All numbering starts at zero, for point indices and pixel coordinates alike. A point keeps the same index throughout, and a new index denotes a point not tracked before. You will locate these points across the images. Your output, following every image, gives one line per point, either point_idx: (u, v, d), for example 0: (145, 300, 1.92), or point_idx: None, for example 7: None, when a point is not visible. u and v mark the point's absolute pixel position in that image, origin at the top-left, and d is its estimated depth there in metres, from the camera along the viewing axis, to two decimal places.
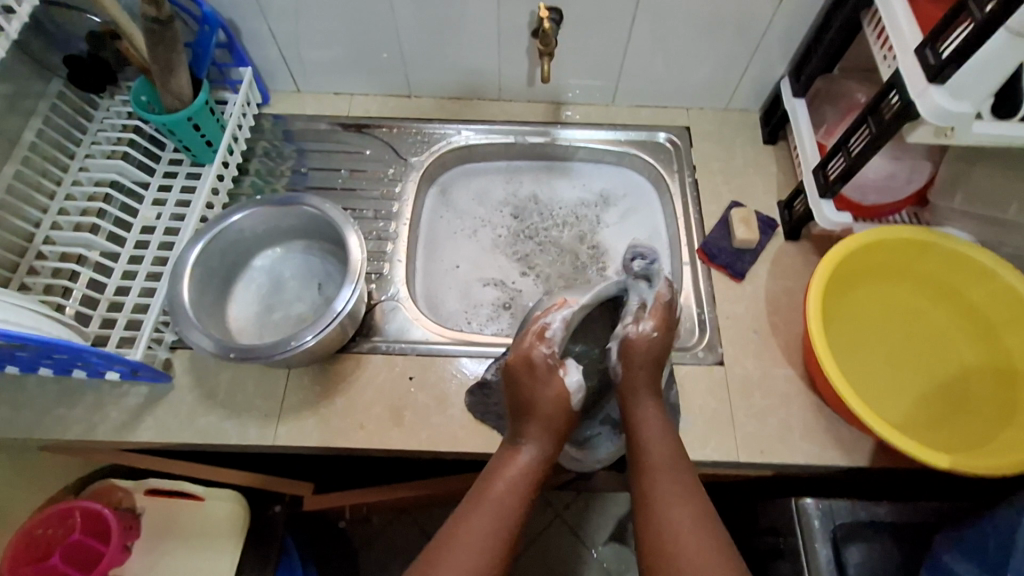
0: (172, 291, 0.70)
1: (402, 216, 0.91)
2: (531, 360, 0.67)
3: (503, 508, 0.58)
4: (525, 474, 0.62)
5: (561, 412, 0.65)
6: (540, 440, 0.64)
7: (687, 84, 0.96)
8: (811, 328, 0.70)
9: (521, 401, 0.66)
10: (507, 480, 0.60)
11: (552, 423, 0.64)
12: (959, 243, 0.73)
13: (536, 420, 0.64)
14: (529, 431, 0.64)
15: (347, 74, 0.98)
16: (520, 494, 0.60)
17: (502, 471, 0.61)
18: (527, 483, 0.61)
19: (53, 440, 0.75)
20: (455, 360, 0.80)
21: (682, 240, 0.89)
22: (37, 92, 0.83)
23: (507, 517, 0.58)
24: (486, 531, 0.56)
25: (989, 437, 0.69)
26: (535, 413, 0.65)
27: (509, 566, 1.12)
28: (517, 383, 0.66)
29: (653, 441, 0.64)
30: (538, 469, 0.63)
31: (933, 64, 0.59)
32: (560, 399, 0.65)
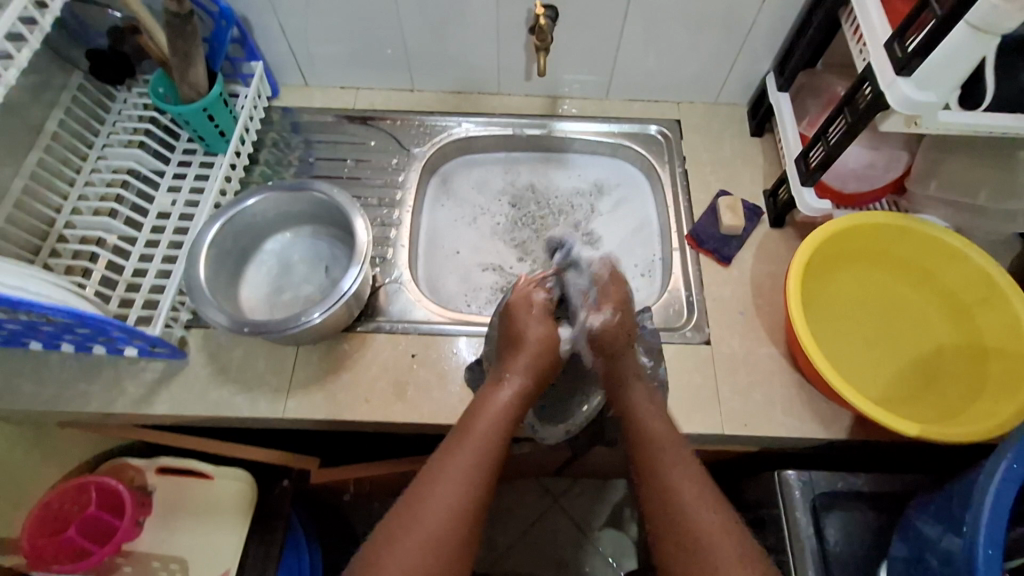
0: (189, 271, 0.74)
1: (405, 204, 0.95)
2: (526, 305, 0.74)
3: (490, 430, 0.64)
4: (508, 409, 0.66)
5: (546, 353, 0.71)
6: (522, 376, 0.69)
7: (677, 79, 1.00)
8: (791, 307, 0.74)
9: (511, 337, 0.72)
10: (498, 406, 0.66)
11: (537, 359, 0.70)
12: (932, 227, 0.78)
13: (523, 355, 0.70)
14: (512, 366, 0.69)
15: (352, 69, 1.02)
16: (504, 421, 0.65)
17: (489, 400, 0.66)
18: (510, 411, 0.66)
19: (74, 413, 0.79)
20: (455, 339, 0.84)
21: (672, 227, 0.94)
22: (59, 84, 0.87)
23: (493, 438, 0.63)
24: (474, 451, 0.62)
25: (960, 409, 0.73)
26: (522, 349, 0.70)
27: (507, 545, 1.16)
28: (509, 324, 0.73)
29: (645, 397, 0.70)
30: (518, 406, 0.68)
31: (901, 57, 0.64)
32: (549, 340, 0.72)
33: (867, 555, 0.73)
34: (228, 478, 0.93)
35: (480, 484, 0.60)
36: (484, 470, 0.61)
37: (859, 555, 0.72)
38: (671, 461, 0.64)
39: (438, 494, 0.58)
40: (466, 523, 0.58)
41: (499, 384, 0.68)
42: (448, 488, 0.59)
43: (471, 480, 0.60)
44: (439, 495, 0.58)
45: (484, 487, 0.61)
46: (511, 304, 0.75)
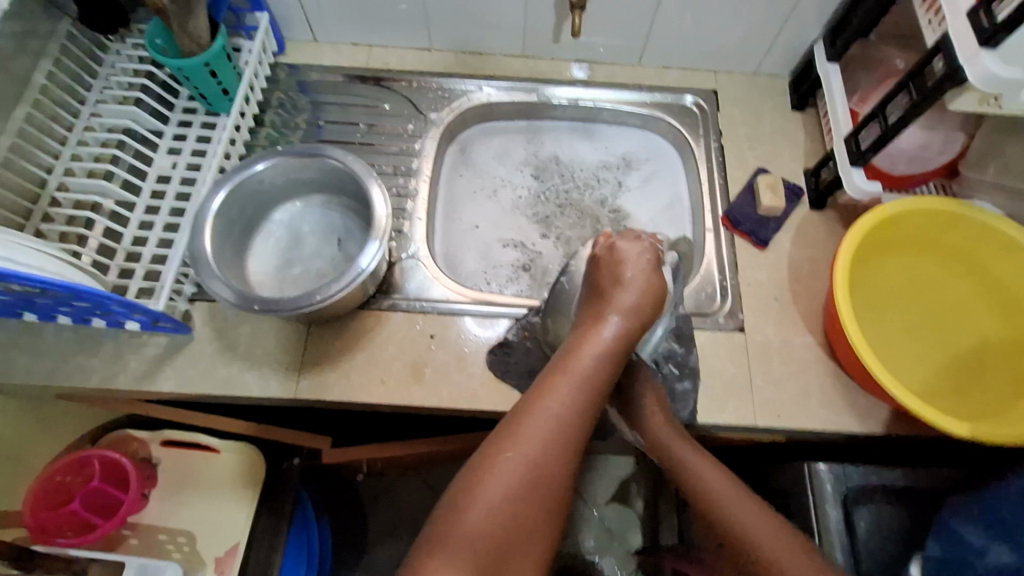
0: (193, 241, 0.69)
1: (422, 173, 0.89)
2: (633, 248, 0.68)
3: (587, 382, 0.58)
4: (611, 347, 0.61)
5: (650, 296, 0.65)
6: (625, 318, 0.63)
7: (716, 45, 0.93)
8: (837, 298, 0.70)
9: (608, 280, 0.66)
10: (592, 353, 0.60)
11: (642, 304, 0.64)
12: (988, 214, 0.73)
13: (623, 295, 0.64)
14: (615, 304, 0.64)
15: (367, 24, 0.94)
16: (602, 371, 0.60)
17: (586, 345, 0.61)
18: (608, 360, 0.61)
19: (73, 389, 0.75)
20: (461, 318, 0.79)
21: (706, 207, 0.88)
22: (46, 32, 0.80)
23: (590, 388, 0.58)
24: (568, 400, 0.57)
25: (1006, 408, 0.69)
26: (625, 290, 0.65)
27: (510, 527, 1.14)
28: (609, 267, 0.67)
29: (696, 457, 0.67)
30: (623, 345, 0.62)
31: (987, 28, 0.57)
32: (652, 288, 0.65)
33: (901, 550, 0.70)
34: (234, 454, 0.90)
35: (572, 440, 0.56)
36: (582, 417, 0.57)
37: (891, 550, 0.70)
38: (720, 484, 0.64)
39: (530, 441, 0.54)
40: (550, 472, 0.54)
41: (602, 322, 0.63)
42: (538, 439, 0.54)
43: (563, 434, 0.56)
44: (532, 443, 0.54)
45: (580, 435, 0.56)
46: (610, 247, 0.69)
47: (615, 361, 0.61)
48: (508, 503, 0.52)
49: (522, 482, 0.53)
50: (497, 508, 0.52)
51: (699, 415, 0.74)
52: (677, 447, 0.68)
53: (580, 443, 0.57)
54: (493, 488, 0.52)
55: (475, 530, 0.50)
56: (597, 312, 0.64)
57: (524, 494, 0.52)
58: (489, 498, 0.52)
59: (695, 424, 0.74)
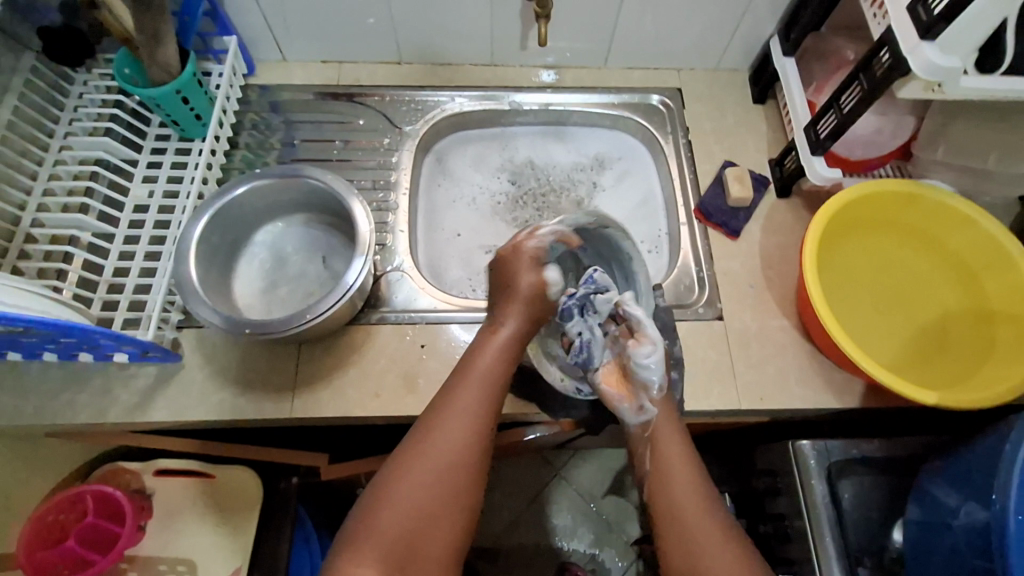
0: (178, 268, 0.69)
1: (400, 187, 0.91)
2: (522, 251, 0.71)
3: (484, 387, 0.66)
4: (507, 348, 0.69)
5: (540, 301, 0.70)
6: (516, 324, 0.70)
7: (678, 45, 0.96)
8: (809, 282, 0.73)
9: (501, 286, 0.71)
10: (488, 360, 0.67)
11: (529, 310, 0.70)
12: (942, 193, 0.77)
13: (514, 301, 0.69)
14: (507, 310, 0.70)
15: (334, 40, 0.95)
16: (497, 376, 0.67)
17: (484, 348, 0.69)
18: (504, 360, 0.68)
19: (62, 426, 0.74)
20: (450, 326, 0.81)
21: (678, 201, 0.92)
22: (8, 67, 0.79)
23: (489, 389, 0.66)
24: (471, 407, 0.64)
25: (971, 373, 0.73)
26: (515, 297, 0.70)
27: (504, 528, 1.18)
28: (506, 271, 0.71)
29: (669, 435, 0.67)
30: (516, 345, 0.69)
31: (925, 20, 0.61)
32: (538, 289, 0.70)
33: (881, 518, 0.75)
34: (232, 477, 0.90)
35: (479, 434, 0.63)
36: (484, 417, 0.64)
37: (873, 518, 0.75)
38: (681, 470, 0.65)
39: (435, 448, 0.61)
40: (459, 464, 0.61)
41: (496, 327, 0.70)
42: (443, 443, 0.62)
43: (465, 436, 0.63)
44: (435, 446, 0.61)
45: (480, 442, 0.63)
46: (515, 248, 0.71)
47: (509, 360, 0.69)
48: (423, 494, 0.59)
49: (433, 474, 0.60)
50: (411, 497, 0.59)
51: (685, 403, 0.77)
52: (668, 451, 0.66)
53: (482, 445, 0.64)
54: (408, 487, 0.59)
55: (393, 513, 0.58)
56: (492, 320, 0.71)
57: (434, 490, 0.60)
58: (407, 488, 0.60)
59: (682, 413, 0.76)
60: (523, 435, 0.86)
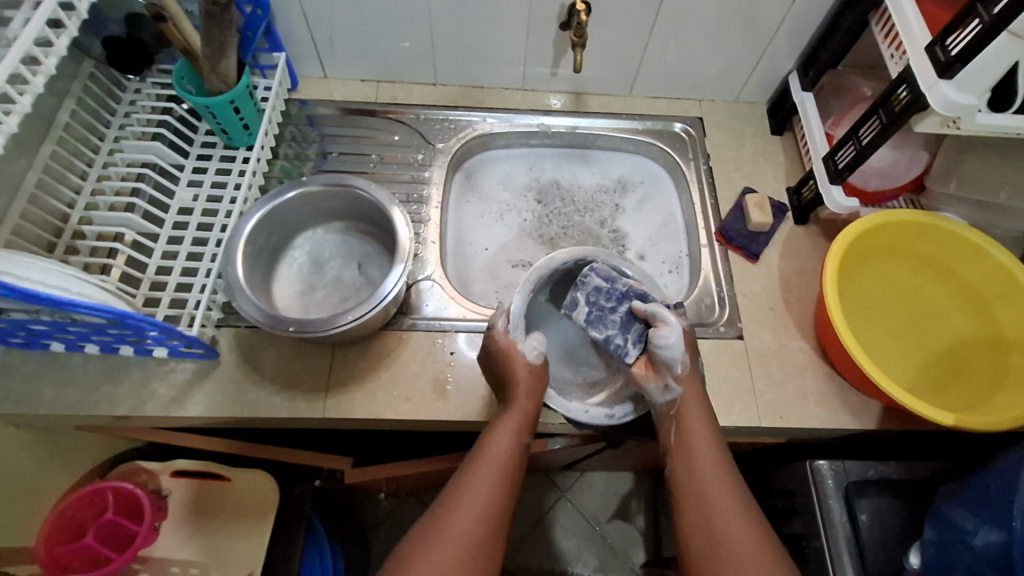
0: (226, 266, 0.71)
1: (432, 200, 0.94)
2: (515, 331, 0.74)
3: (498, 469, 0.66)
4: (516, 429, 0.69)
5: (536, 384, 0.72)
6: (529, 402, 0.71)
7: (700, 77, 1.01)
8: (829, 303, 0.76)
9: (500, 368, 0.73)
10: (501, 442, 0.68)
11: (537, 389, 0.72)
12: (955, 224, 0.81)
13: (514, 383, 0.71)
14: (511, 393, 0.71)
15: (375, 61, 1.00)
16: (510, 461, 0.67)
17: (493, 431, 0.69)
18: (513, 443, 0.68)
19: (99, 417, 0.75)
20: (454, 335, 0.83)
21: (699, 224, 0.95)
22: (70, 73, 0.83)
23: (502, 473, 0.66)
24: (485, 493, 0.64)
25: (986, 398, 0.76)
26: (515, 381, 0.71)
27: (512, 546, 1.19)
28: (501, 355, 0.73)
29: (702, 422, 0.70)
30: (525, 426, 0.70)
31: (943, 60, 0.66)
32: (537, 372, 0.72)
33: (898, 541, 0.76)
34: (252, 480, 0.93)
35: (493, 516, 0.63)
36: (497, 503, 0.64)
37: (891, 540, 0.76)
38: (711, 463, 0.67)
39: (452, 531, 0.61)
40: (475, 548, 0.60)
41: (502, 407, 0.70)
42: (462, 524, 0.62)
43: (480, 518, 0.62)
44: (454, 534, 0.61)
45: (495, 522, 0.63)
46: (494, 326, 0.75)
47: (519, 442, 0.69)
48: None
49: (451, 560, 0.59)
50: None
51: None
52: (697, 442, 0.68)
53: (495, 524, 0.63)
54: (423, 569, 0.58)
55: None
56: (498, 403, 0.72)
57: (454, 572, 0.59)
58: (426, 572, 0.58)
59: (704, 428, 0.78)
60: (545, 446, 0.86)
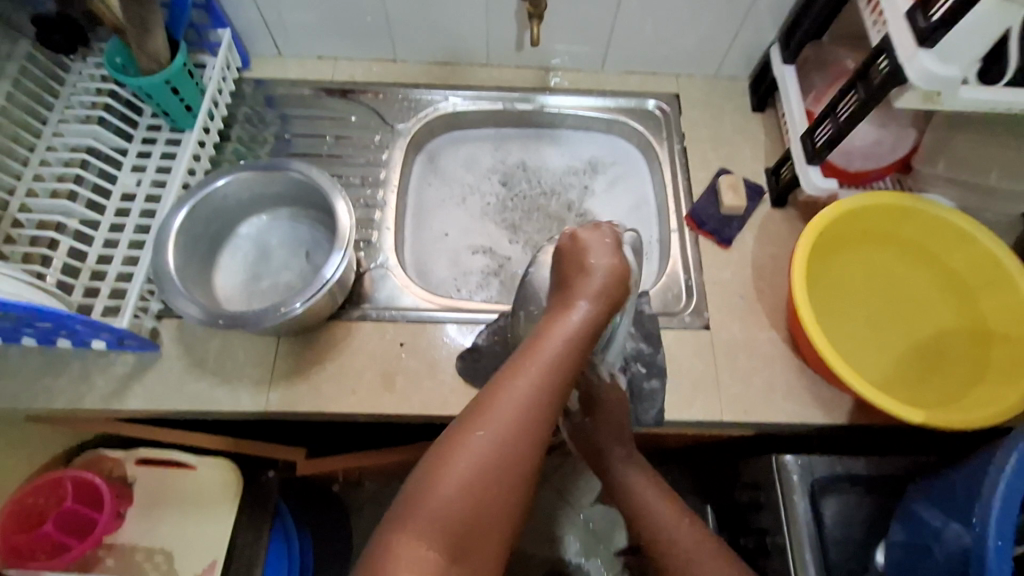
0: (157, 257, 0.69)
1: (390, 183, 0.90)
2: (594, 231, 0.65)
3: (556, 366, 0.54)
4: (582, 331, 0.57)
5: (615, 285, 0.61)
6: (593, 301, 0.59)
7: (676, 51, 0.95)
8: (795, 294, 0.71)
9: (572, 265, 0.62)
10: (560, 338, 0.56)
11: (608, 286, 0.60)
12: (939, 208, 0.75)
13: (586, 278, 0.60)
14: (579, 289, 0.60)
15: (332, 39, 0.95)
16: (569, 360, 0.55)
17: (554, 329, 0.57)
18: (576, 346, 0.56)
19: (39, 410, 0.74)
20: (446, 326, 0.80)
21: (670, 208, 0.90)
22: (4, 53, 0.79)
23: (558, 375, 0.54)
24: (533, 390, 0.52)
25: (963, 394, 0.71)
26: (590, 276, 0.61)
27: None
28: (572, 254, 0.64)
29: (638, 477, 0.75)
30: (592, 329, 0.58)
31: (924, 27, 0.60)
32: (616, 270, 0.62)
33: (865, 537, 0.72)
34: (209, 469, 0.88)
35: (540, 420, 0.52)
36: (548, 404, 0.52)
37: (857, 537, 0.72)
38: (673, 516, 0.71)
39: (492, 431, 0.50)
40: (515, 457, 0.50)
41: (569, 305, 0.59)
42: (504, 425, 0.50)
43: (533, 415, 0.52)
44: (491, 439, 0.50)
45: (542, 426, 0.52)
46: (570, 235, 0.65)
47: (583, 346, 0.57)
48: (473, 491, 0.48)
49: (484, 470, 0.49)
50: (460, 496, 0.47)
51: (666, 413, 0.75)
52: (643, 495, 0.73)
53: (547, 429, 0.52)
54: (463, 465, 0.49)
55: (438, 515, 0.47)
56: (565, 298, 0.60)
57: (492, 476, 0.49)
58: (458, 479, 0.48)
59: (663, 424, 0.75)
60: None
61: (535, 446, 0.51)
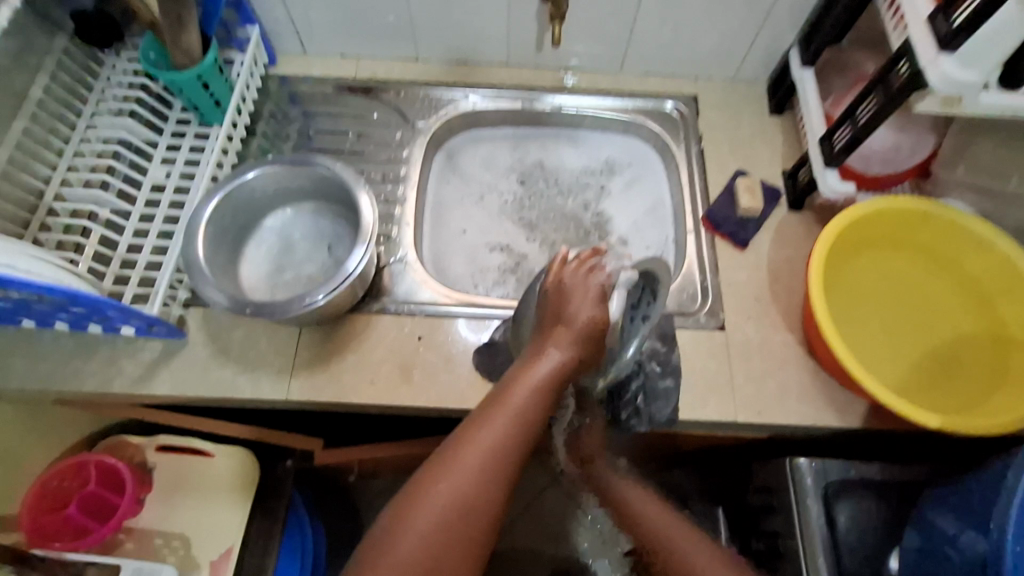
0: (187, 247, 0.71)
1: (410, 180, 0.92)
2: (581, 277, 0.65)
3: (519, 420, 0.56)
4: (548, 382, 0.59)
5: (594, 336, 0.62)
6: (565, 353, 0.60)
7: (695, 53, 0.96)
8: (812, 296, 0.72)
9: (553, 312, 0.63)
10: (525, 392, 0.58)
11: (582, 340, 0.61)
12: (959, 213, 0.75)
13: (566, 328, 0.62)
14: (554, 338, 0.61)
15: (355, 37, 0.97)
16: (535, 409, 0.57)
17: (520, 380, 0.59)
18: (541, 396, 0.58)
19: (70, 393, 0.76)
20: (456, 321, 0.81)
21: (686, 209, 0.91)
22: (42, 48, 0.82)
23: (521, 429, 0.56)
24: (494, 444, 0.55)
25: (980, 400, 0.71)
26: (570, 323, 0.62)
27: (510, 523, 1.16)
28: (557, 296, 0.64)
29: (629, 485, 0.77)
30: (560, 380, 0.59)
31: (945, 33, 0.60)
32: (598, 318, 0.62)
33: (879, 543, 0.72)
34: (226, 458, 0.90)
35: (499, 476, 0.54)
36: (507, 459, 0.55)
37: (871, 543, 0.72)
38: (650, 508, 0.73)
39: (449, 489, 0.53)
40: (473, 518, 0.52)
41: (540, 356, 0.60)
42: (462, 483, 0.53)
43: (491, 470, 0.54)
44: (449, 495, 0.52)
45: (501, 481, 0.54)
46: (562, 277, 0.66)
47: (551, 396, 0.59)
48: (428, 549, 0.50)
49: (441, 525, 0.51)
50: (414, 552, 0.50)
51: (680, 412, 0.76)
52: (636, 502, 0.74)
53: (507, 483, 0.55)
54: (423, 518, 0.51)
55: (393, 571, 0.49)
56: (537, 346, 0.62)
57: (448, 533, 0.51)
58: (414, 532, 0.51)
59: (676, 422, 0.76)
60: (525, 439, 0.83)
61: (493, 503, 0.54)
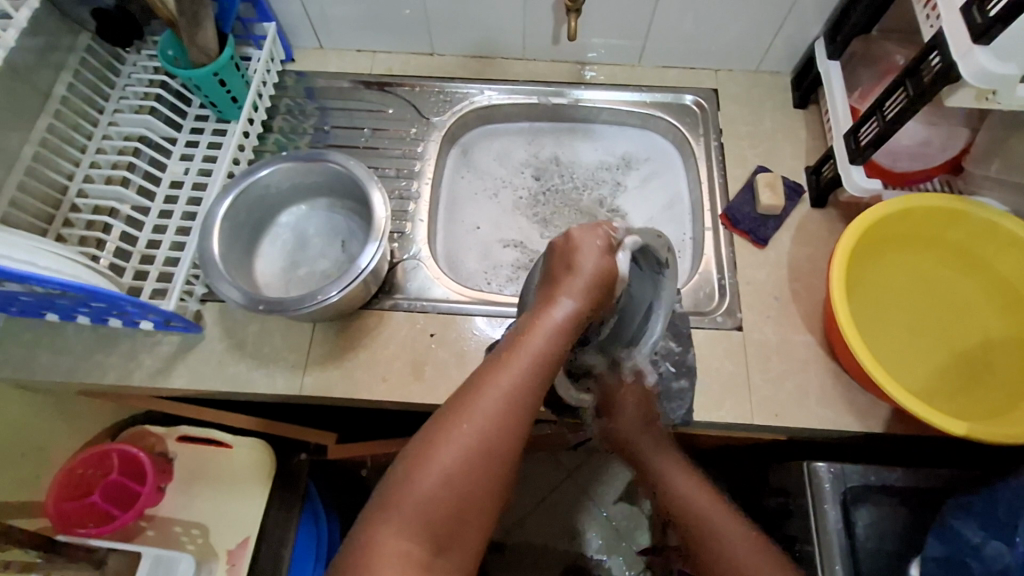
0: (203, 244, 0.71)
1: (424, 175, 0.91)
2: (588, 229, 0.60)
3: (537, 362, 0.54)
4: (564, 326, 0.56)
5: (606, 285, 0.59)
6: (579, 302, 0.57)
7: (716, 45, 0.93)
8: (834, 297, 0.69)
9: (561, 264, 0.59)
10: (543, 336, 0.55)
11: (593, 288, 0.57)
12: (991, 212, 0.72)
13: (575, 278, 0.58)
14: (564, 287, 0.57)
15: (371, 32, 0.97)
16: (554, 351, 0.55)
17: (537, 324, 0.55)
18: (560, 339, 0.55)
19: (91, 385, 0.78)
20: (474, 319, 0.81)
21: (705, 205, 0.89)
22: (66, 46, 0.83)
23: (541, 369, 0.54)
24: (513, 385, 0.53)
25: (1009, 408, 0.68)
26: (579, 273, 0.58)
27: (522, 518, 1.15)
28: (563, 252, 0.60)
29: (693, 485, 0.68)
30: (577, 324, 0.57)
31: (981, 23, 0.57)
32: (606, 271, 0.59)
33: (898, 552, 0.70)
34: (243, 449, 0.91)
35: (521, 416, 0.53)
36: (527, 400, 0.53)
37: (890, 551, 0.70)
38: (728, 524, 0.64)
39: (471, 428, 0.51)
40: (496, 454, 0.51)
41: (554, 300, 0.57)
42: (484, 421, 0.51)
43: (510, 411, 0.52)
44: (471, 433, 0.51)
45: (523, 421, 0.53)
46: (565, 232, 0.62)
47: (568, 340, 0.56)
48: (454, 483, 0.50)
49: (466, 462, 0.50)
50: (441, 485, 0.50)
51: (695, 413, 0.74)
52: (678, 476, 0.69)
53: (529, 421, 0.53)
54: (445, 457, 0.50)
55: (421, 501, 0.49)
56: (549, 292, 0.58)
57: (472, 469, 0.50)
58: (439, 468, 0.50)
59: (691, 423, 0.74)
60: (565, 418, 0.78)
61: (516, 440, 0.52)
